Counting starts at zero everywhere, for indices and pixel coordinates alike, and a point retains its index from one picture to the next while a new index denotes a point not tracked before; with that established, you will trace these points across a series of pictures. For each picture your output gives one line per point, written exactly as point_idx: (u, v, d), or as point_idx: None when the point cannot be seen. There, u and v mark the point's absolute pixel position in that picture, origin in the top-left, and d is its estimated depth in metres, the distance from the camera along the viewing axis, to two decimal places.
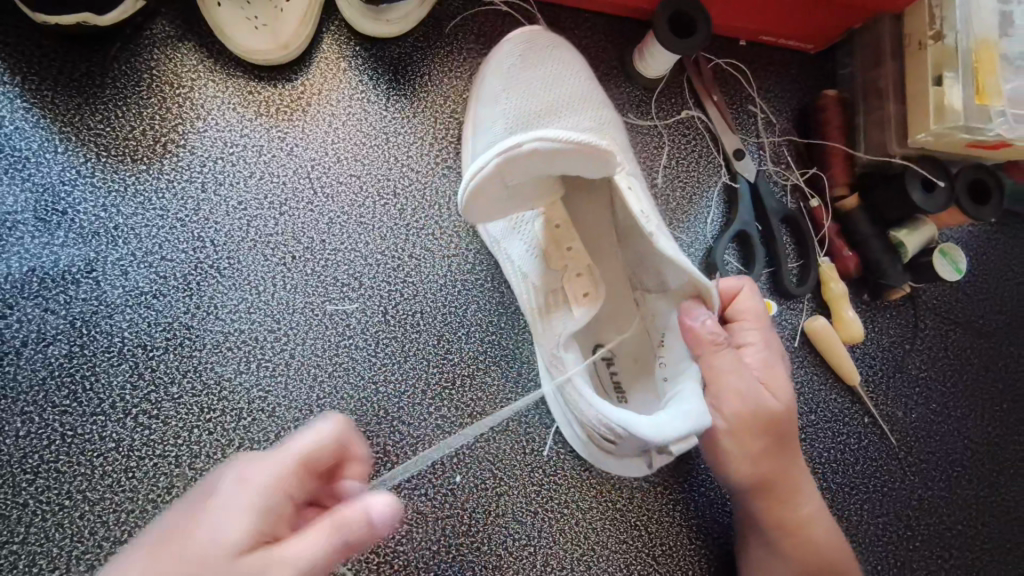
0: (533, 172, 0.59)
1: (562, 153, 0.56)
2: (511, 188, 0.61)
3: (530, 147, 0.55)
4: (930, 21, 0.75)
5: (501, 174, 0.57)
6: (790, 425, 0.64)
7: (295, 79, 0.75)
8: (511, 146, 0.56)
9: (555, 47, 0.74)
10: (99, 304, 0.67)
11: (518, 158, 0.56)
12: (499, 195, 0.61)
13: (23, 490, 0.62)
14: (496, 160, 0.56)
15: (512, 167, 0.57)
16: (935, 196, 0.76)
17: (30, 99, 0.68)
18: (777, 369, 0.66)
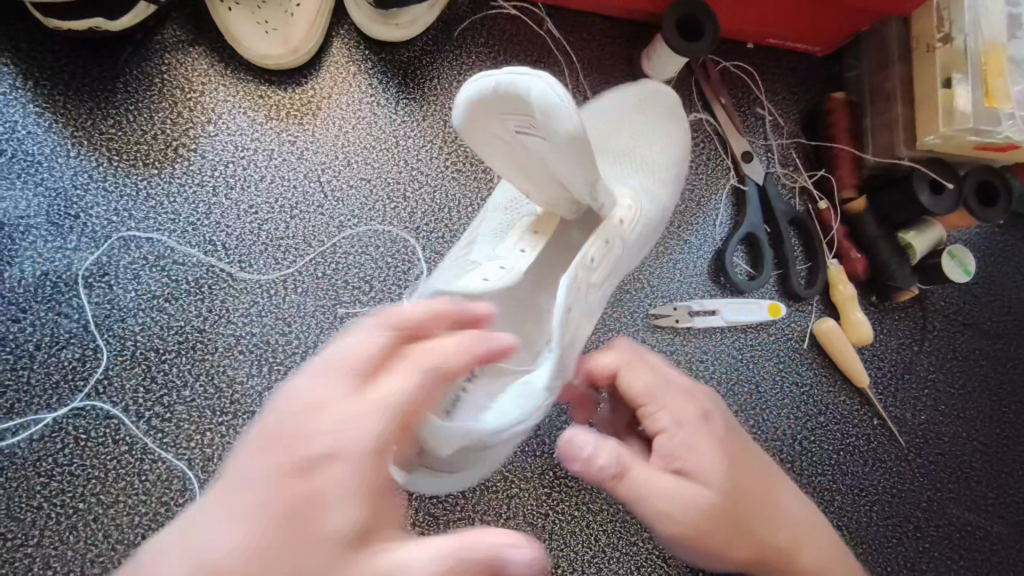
0: (527, 129, 0.53)
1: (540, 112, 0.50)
2: (505, 135, 0.55)
3: (528, 85, 0.49)
4: (939, 24, 0.75)
5: (491, 103, 0.51)
6: (738, 492, 0.56)
7: (306, 83, 0.75)
8: (514, 78, 0.49)
9: (663, 130, 0.75)
10: (112, 307, 0.67)
11: (514, 95, 0.50)
12: (495, 124, 0.54)
13: (37, 493, 0.62)
14: (490, 86, 0.50)
15: (505, 102, 0.50)
16: (942, 199, 0.76)
17: (42, 103, 0.68)
18: (699, 441, 0.56)
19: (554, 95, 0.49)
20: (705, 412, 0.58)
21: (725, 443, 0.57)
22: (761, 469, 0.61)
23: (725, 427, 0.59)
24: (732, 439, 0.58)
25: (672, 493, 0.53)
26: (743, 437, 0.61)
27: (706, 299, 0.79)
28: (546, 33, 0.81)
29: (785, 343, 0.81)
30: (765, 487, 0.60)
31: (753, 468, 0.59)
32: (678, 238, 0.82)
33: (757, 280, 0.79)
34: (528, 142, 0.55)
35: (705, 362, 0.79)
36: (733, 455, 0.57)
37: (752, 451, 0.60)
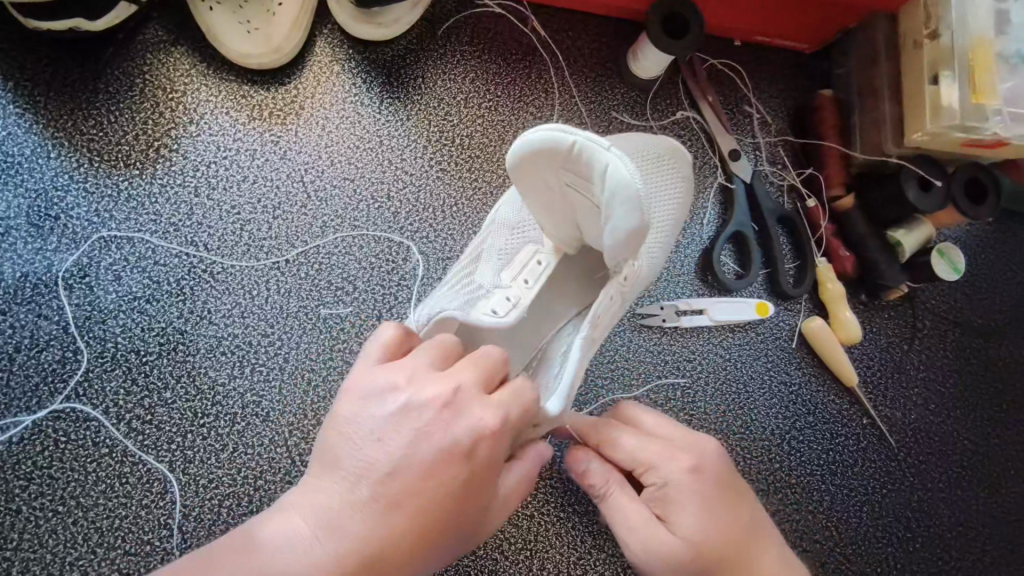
0: (574, 188, 0.51)
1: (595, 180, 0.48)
2: (551, 186, 0.53)
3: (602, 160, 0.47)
4: (926, 20, 0.75)
5: (541, 156, 0.49)
6: (719, 548, 0.56)
7: (289, 82, 0.74)
8: (594, 145, 0.47)
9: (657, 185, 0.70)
10: (93, 309, 0.67)
11: (590, 164, 0.48)
12: (553, 182, 0.52)
13: (16, 496, 0.62)
14: (570, 143, 0.47)
15: (569, 164, 0.49)
16: (931, 195, 0.76)
17: (23, 104, 0.68)
18: (680, 494, 0.56)
19: (628, 175, 0.46)
20: (697, 463, 0.57)
21: (715, 495, 0.57)
22: (756, 522, 0.59)
23: (720, 477, 0.58)
24: (723, 488, 0.58)
25: (643, 533, 0.56)
26: (740, 482, 0.60)
27: (693, 298, 0.79)
28: (532, 31, 0.81)
29: (774, 342, 0.81)
30: (751, 552, 0.57)
31: (744, 521, 0.58)
32: None
33: (745, 280, 0.79)
34: (576, 201, 0.53)
35: (692, 361, 0.79)
36: (718, 511, 0.56)
37: (749, 500, 0.59)
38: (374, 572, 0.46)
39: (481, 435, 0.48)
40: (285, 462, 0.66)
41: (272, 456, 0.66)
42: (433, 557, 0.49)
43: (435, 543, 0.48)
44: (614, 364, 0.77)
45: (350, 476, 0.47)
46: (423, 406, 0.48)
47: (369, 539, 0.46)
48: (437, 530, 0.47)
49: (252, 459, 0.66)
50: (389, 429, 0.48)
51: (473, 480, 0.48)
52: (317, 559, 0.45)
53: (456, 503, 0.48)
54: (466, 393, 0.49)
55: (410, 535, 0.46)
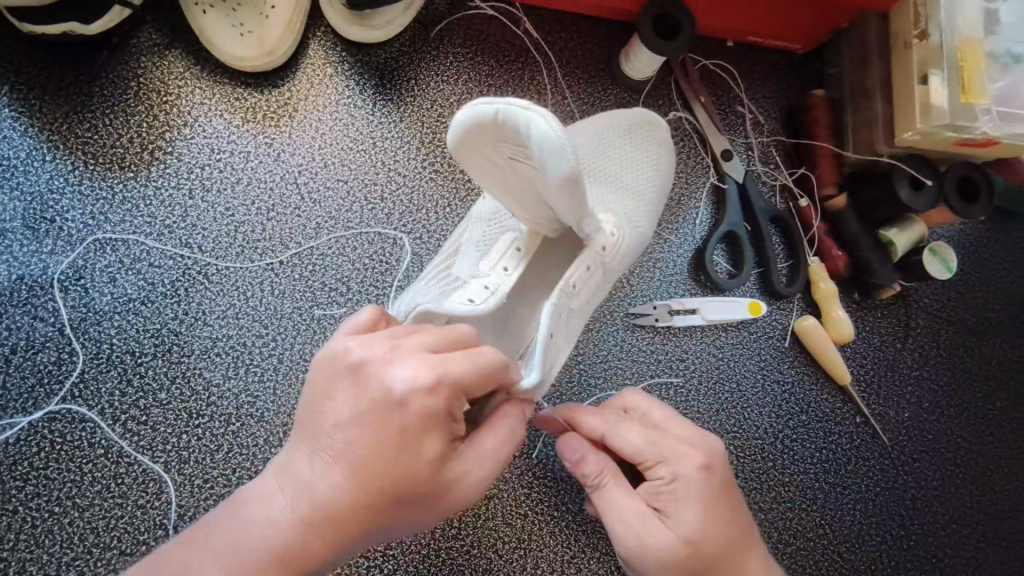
0: (516, 159, 0.51)
1: (527, 143, 0.48)
2: (497, 163, 0.53)
3: (523, 120, 0.47)
4: (916, 20, 0.75)
5: (473, 134, 0.49)
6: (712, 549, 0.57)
7: (282, 85, 0.75)
8: (515, 110, 0.47)
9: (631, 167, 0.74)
10: (88, 311, 0.67)
11: (515, 129, 0.47)
12: (495, 158, 0.52)
13: (12, 497, 0.62)
14: (491, 113, 0.47)
15: (502, 132, 0.48)
16: (922, 195, 0.76)
17: (18, 107, 0.69)
18: (686, 492, 0.57)
19: (550, 131, 0.46)
20: (707, 461, 0.58)
21: (714, 497, 0.58)
22: (746, 529, 0.60)
23: (721, 480, 0.59)
24: (725, 490, 0.59)
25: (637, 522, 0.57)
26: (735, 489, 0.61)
27: (685, 298, 0.79)
28: (524, 32, 0.81)
29: (767, 341, 0.81)
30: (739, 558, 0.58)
31: (736, 526, 0.59)
32: (659, 238, 0.81)
33: (738, 279, 0.79)
34: (523, 172, 0.52)
35: (685, 360, 0.79)
36: (715, 513, 0.57)
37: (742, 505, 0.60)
38: (331, 537, 0.44)
39: (425, 400, 0.42)
40: None
41: (267, 456, 0.67)
42: (400, 519, 0.46)
43: (397, 509, 0.44)
44: (607, 364, 0.77)
45: (306, 442, 0.45)
46: (367, 371, 0.43)
47: (323, 504, 0.44)
48: (393, 496, 0.44)
49: (247, 459, 0.66)
50: (336, 394, 0.44)
51: (424, 446, 0.43)
52: (275, 524, 0.44)
53: (407, 469, 0.43)
54: (411, 354, 0.43)
55: (362, 502, 0.43)
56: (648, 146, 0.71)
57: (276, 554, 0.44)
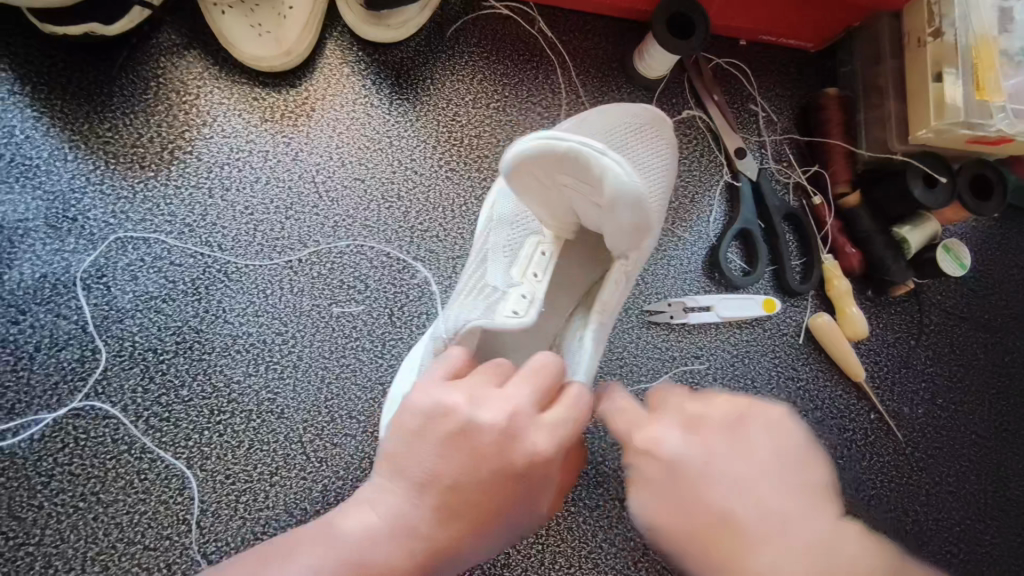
0: (568, 185, 0.54)
1: (596, 180, 0.51)
2: (546, 183, 0.55)
3: (601, 162, 0.50)
4: (929, 18, 0.76)
5: (540, 162, 0.52)
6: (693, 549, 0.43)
7: (299, 85, 0.75)
8: (590, 149, 0.50)
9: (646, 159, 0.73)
10: (110, 308, 0.68)
11: (587, 166, 0.50)
12: (549, 183, 0.55)
13: (37, 492, 0.63)
14: (564, 149, 0.50)
15: (569, 166, 0.51)
16: (935, 193, 0.77)
17: (40, 107, 0.69)
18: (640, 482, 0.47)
19: (626, 175, 0.50)
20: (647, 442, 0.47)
21: (664, 479, 0.45)
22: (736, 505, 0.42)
23: (665, 453, 0.46)
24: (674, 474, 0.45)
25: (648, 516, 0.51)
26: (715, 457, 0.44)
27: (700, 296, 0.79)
28: (538, 32, 0.82)
29: (780, 338, 0.81)
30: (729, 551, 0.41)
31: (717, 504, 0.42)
32: (673, 235, 0.82)
33: (752, 276, 0.80)
34: (572, 196, 0.56)
35: (700, 357, 0.79)
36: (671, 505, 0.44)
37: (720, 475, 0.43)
38: (433, 570, 0.50)
39: (543, 463, 0.47)
40: (300, 458, 0.67)
41: (287, 452, 0.67)
42: (486, 549, 0.52)
43: (490, 543, 0.51)
44: (622, 361, 0.77)
45: (415, 490, 0.49)
46: (484, 435, 0.47)
47: (431, 546, 0.49)
48: (492, 536, 0.50)
49: (268, 455, 0.67)
50: (450, 454, 0.47)
51: (530, 498, 0.49)
52: (389, 567, 0.48)
53: (510, 517, 0.49)
54: (530, 421, 0.47)
55: (465, 542, 0.49)
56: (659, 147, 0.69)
57: None
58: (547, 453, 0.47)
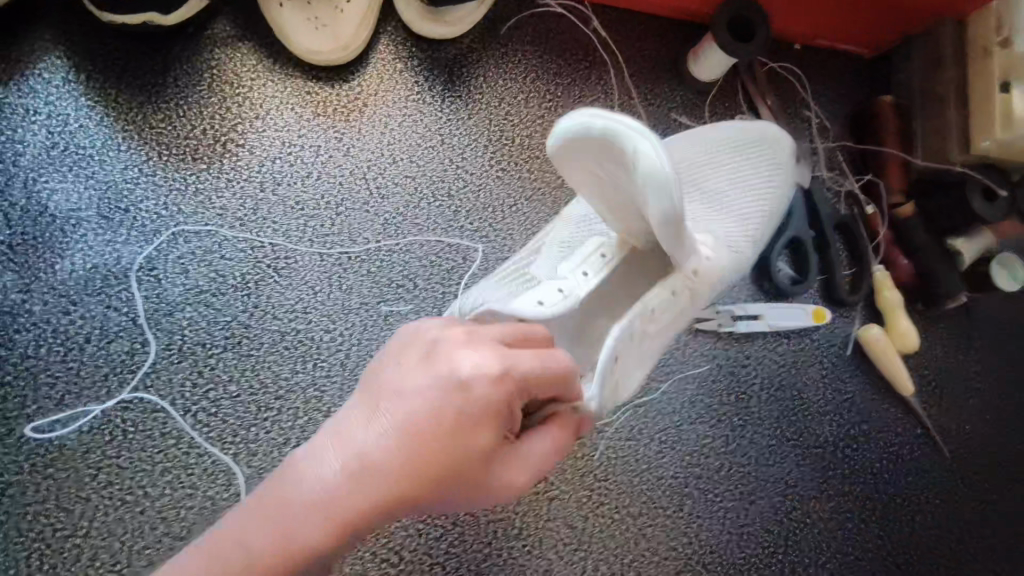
0: (615, 171, 0.49)
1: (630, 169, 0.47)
2: (593, 168, 0.50)
3: (631, 148, 0.45)
4: (997, 27, 0.74)
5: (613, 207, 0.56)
6: None
7: (353, 80, 0.75)
8: (622, 128, 0.46)
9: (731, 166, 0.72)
10: (160, 301, 0.68)
11: (619, 150, 0.46)
12: (597, 172, 0.51)
13: (86, 484, 0.63)
14: (595, 127, 0.46)
15: (604, 148, 0.47)
16: (994, 205, 0.75)
17: (94, 96, 0.69)
18: None
19: (656, 161, 0.45)
20: None
21: None
22: None
23: None
24: None
25: None
26: None
27: (749, 303, 0.79)
28: (592, 32, 0.80)
29: (828, 348, 0.80)
30: None
31: None
32: None
33: (802, 286, 0.78)
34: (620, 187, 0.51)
35: (747, 365, 0.78)
36: None
37: None
38: (375, 517, 0.41)
39: (496, 389, 0.41)
40: None
41: None
42: (430, 506, 0.43)
43: (434, 495, 0.42)
44: (668, 367, 0.76)
45: (360, 411, 0.42)
46: (439, 348, 0.43)
47: (368, 480, 0.40)
48: (441, 487, 0.41)
49: None
50: (406, 368, 0.43)
51: (477, 431, 0.42)
52: (321, 500, 0.40)
53: (451, 450, 0.41)
54: (488, 341, 0.43)
55: (409, 482, 0.40)
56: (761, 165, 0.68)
57: (323, 525, 0.39)
58: (499, 372, 0.42)
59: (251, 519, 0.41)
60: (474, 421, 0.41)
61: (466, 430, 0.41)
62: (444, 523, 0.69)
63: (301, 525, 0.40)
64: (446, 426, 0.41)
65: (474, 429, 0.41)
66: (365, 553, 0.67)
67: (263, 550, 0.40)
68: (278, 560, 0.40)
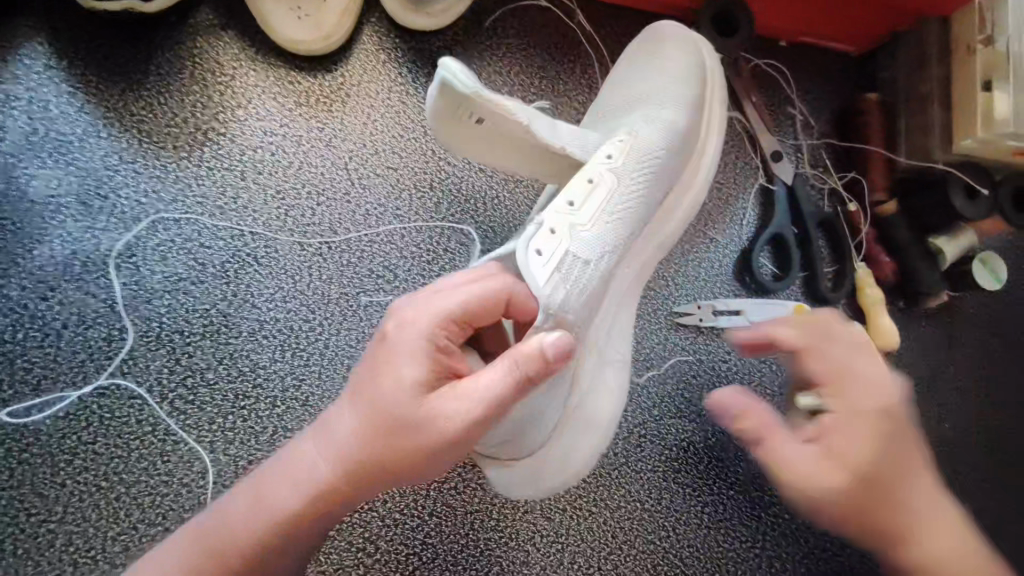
0: (473, 132, 0.60)
1: (478, 116, 0.56)
2: (474, 139, 0.61)
3: (459, 87, 0.53)
4: (980, 25, 0.74)
5: (564, 130, 0.61)
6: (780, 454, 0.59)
7: (336, 70, 0.75)
8: (447, 75, 0.53)
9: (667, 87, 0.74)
10: (139, 288, 0.68)
11: (454, 104, 0.55)
12: (473, 139, 0.61)
13: (61, 470, 0.63)
14: (436, 94, 0.55)
15: (449, 111, 0.57)
16: (976, 204, 0.76)
17: (75, 83, 0.69)
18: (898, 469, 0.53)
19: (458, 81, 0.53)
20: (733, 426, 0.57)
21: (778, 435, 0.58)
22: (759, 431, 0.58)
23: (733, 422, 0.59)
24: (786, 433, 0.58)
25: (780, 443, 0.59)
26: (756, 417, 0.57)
27: (732, 298, 0.79)
28: (577, 26, 0.80)
29: None
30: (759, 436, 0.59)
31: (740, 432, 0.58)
32: (706, 237, 0.81)
33: (784, 283, 0.78)
34: (486, 136, 0.60)
35: (728, 361, 0.78)
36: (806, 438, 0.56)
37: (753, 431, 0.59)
38: (337, 471, 0.47)
39: (412, 332, 0.48)
40: None
41: None
42: (392, 463, 0.47)
43: (387, 442, 0.46)
44: (649, 361, 0.76)
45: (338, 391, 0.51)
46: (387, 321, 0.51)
47: (329, 439, 0.48)
48: (393, 432, 0.46)
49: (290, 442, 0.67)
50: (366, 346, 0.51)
51: (409, 372, 0.47)
52: (303, 465, 0.48)
53: (388, 394, 0.47)
54: (414, 300, 0.51)
55: (363, 431, 0.47)
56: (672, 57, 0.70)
57: (303, 486, 0.47)
58: (420, 314, 0.49)
59: (238, 495, 0.49)
60: (407, 369, 0.47)
61: (405, 375, 0.47)
62: (421, 512, 0.69)
63: (289, 489, 0.48)
64: (384, 378, 0.47)
65: (408, 375, 0.47)
66: (341, 543, 0.67)
67: (257, 519, 0.47)
68: (254, 529, 0.47)
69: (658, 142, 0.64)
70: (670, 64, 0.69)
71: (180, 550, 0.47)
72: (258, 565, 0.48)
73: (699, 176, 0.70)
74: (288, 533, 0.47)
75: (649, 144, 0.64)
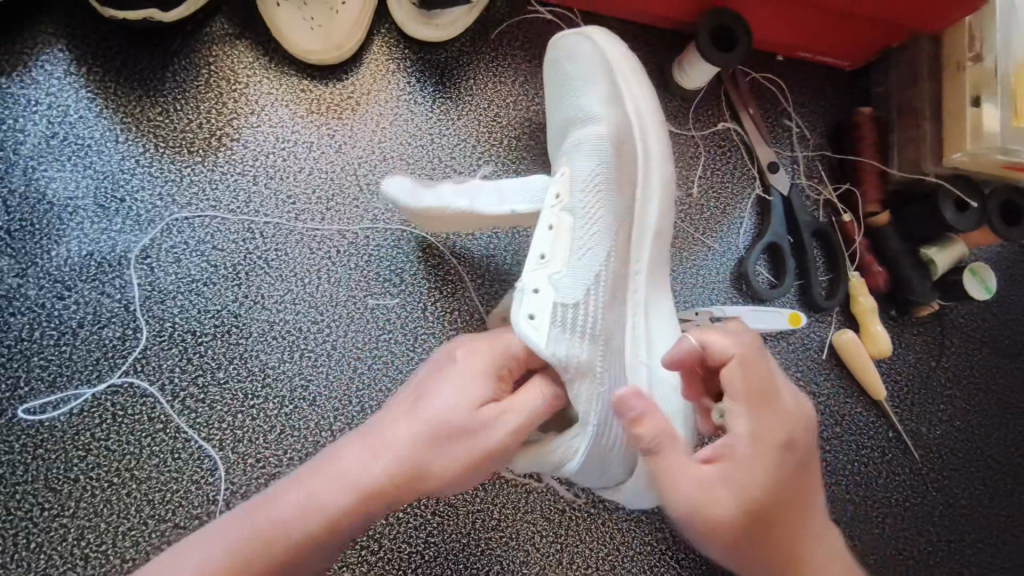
0: (465, 226, 0.71)
1: (450, 219, 0.69)
2: (468, 227, 0.72)
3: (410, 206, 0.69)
4: (970, 42, 0.77)
5: (510, 193, 0.68)
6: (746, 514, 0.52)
7: (346, 78, 0.77)
8: (397, 198, 0.70)
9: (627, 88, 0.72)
10: (153, 289, 0.70)
11: (424, 218, 0.70)
12: (469, 227, 0.72)
13: (74, 465, 0.64)
14: (414, 219, 0.71)
15: (431, 223, 0.71)
16: (965, 216, 0.78)
17: (93, 89, 0.71)
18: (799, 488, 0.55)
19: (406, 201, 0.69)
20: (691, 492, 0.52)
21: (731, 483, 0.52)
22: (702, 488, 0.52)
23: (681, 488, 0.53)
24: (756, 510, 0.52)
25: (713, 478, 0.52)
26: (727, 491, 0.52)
27: (729, 305, 0.81)
28: None
29: (804, 352, 0.82)
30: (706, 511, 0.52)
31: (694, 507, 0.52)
32: (703, 246, 0.83)
33: (779, 290, 0.80)
34: (472, 224, 0.71)
35: None
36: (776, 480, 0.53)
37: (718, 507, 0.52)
38: (393, 474, 0.52)
39: (472, 371, 0.57)
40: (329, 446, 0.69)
41: (317, 439, 0.69)
42: (448, 469, 0.53)
43: (445, 454, 0.53)
44: None
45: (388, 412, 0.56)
46: (442, 366, 0.59)
47: (385, 447, 0.53)
48: (449, 446, 0.53)
49: (298, 440, 0.68)
50: (420, 381, 0.59)
51: (466, 394, 0.55)
52: (364, 468, 0.52)
53: (447, 412, 0.54)
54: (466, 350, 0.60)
55: (424, 442, 0.53)
56: (585, 72, 0.69)
57: (361, 487, 0.51)
58: (474, 359, 0.58)
59: (288, 489, 0.52)
60: (462, 399, 0.55)
61: (464, 404, 0.54)
62: (424, 511, 0.70)
63: (347, 487, 0.51)
64: (443, 402, 0.54)
65: (465, 401, 0.55)
66: None
67: (305, 518, 0.50)
68: (308, 519, 0.50)
69: (587, 163, 0.65)
70: (573, 73, 0.69)
71: (238, 530, 0.50)
72: (305, 560, 0.51)
73: (659, 156, 0.69)
74: (343, 529, 0.51)
75: (589, 164, 0.65)
